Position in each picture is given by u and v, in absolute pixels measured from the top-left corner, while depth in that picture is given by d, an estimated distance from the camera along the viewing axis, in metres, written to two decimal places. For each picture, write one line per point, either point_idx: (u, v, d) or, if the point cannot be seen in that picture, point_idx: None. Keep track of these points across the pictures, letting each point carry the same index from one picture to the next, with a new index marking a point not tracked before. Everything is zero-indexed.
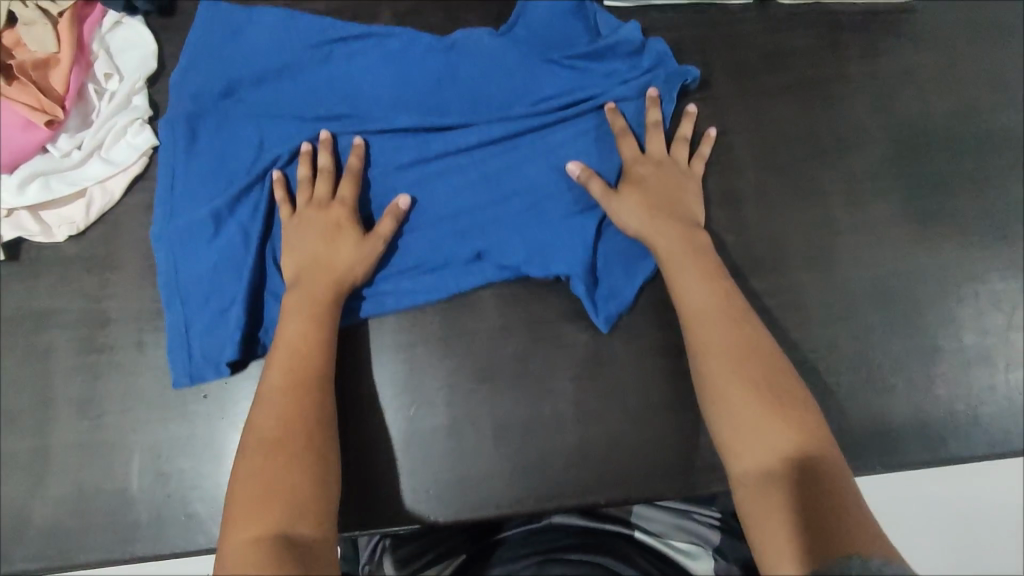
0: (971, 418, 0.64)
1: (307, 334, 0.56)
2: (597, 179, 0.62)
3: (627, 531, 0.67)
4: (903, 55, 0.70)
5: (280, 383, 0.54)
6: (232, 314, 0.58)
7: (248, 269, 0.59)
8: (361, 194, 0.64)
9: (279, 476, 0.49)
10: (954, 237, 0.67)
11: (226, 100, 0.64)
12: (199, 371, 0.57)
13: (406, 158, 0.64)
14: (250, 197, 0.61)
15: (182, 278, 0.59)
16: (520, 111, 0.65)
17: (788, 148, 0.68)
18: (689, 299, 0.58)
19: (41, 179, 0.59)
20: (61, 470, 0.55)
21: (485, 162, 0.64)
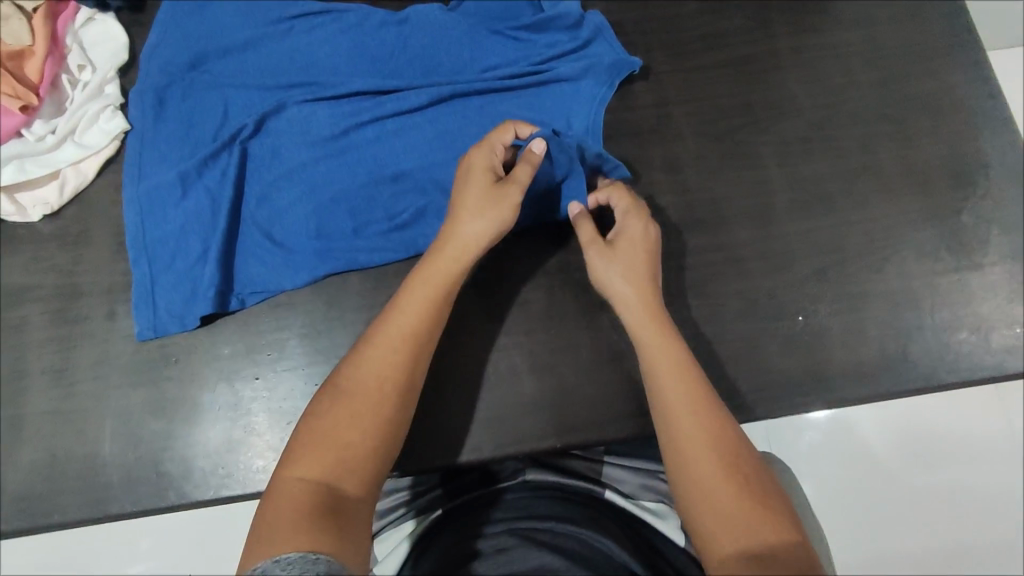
0: (901, 355, 0.63)
1: (419, 312, 0.53)
2: (589, 222, 0.59)
3: (598, 491, 0.63)
4: (825, 32, 0.73)
5: (388, 346, 0.51)
6: (202, 271, 0.61)
7: (216, 227, 0.62)
8: (323, 154, 0.65)
9: (342, 427, 0.48)
10: (891, 191, 0.68)
11: (192, 72, 0.67)
12: (165, 324, 0.60)
13: (364, 117, 0.66)
14: (216, 161, 0.64)
15: (151, 239, 0.62)
16: (469, 76, 0.68)
17: (723, 117, 0.70)
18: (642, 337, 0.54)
19: (16, 162, 0.62)
20: (37, 436, 0.58)
21: (440, 119, 0.66)
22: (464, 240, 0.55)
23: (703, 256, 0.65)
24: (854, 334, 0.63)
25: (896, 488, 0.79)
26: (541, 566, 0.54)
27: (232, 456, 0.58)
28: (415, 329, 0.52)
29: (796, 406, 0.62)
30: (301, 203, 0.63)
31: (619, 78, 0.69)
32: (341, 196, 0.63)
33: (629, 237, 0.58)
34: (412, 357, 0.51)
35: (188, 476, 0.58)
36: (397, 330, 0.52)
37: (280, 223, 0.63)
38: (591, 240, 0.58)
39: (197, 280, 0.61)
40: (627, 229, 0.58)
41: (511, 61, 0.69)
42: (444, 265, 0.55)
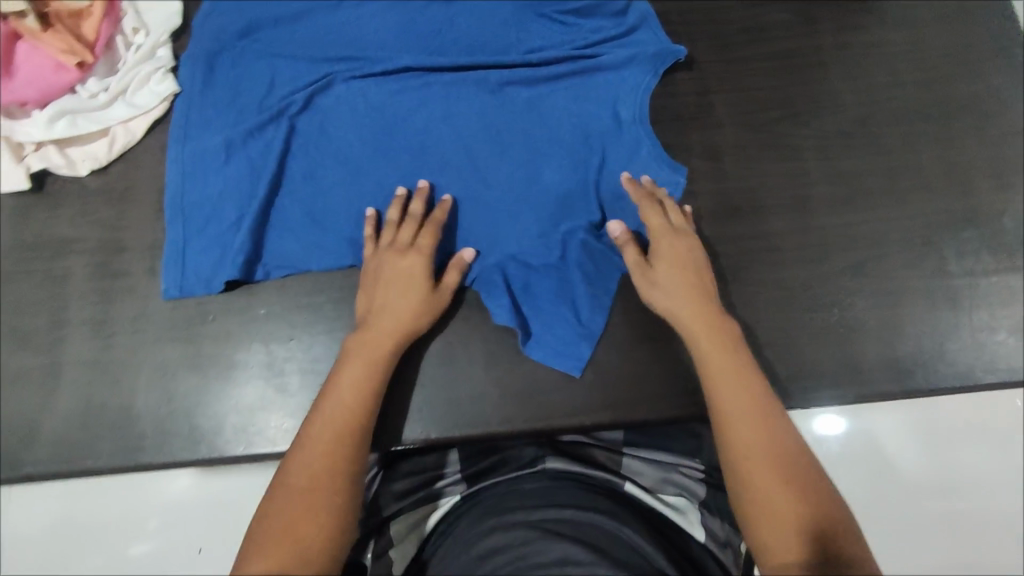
0: (936, 353, 0.62)
1: (355, 395, 0.54)
2: (631, 248, 0.60)
3: (617, 482, 0.63)
4: (871, 31, 0.73)
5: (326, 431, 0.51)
6: (237, 236, 0.61)
7: (256, 194, 0.62)
8: (366, 129, 0.65)
9: (295, 515, 0.47)
10: (933, 189, 0.67)
11: (242, 41, 0.68)
12: (191, 287, 0.61)
13: (408, 95, 0.66)
14: (260, 129, 0.65)
15: (189, 201, 0.63)
16: (514, 57, 0.68)
17: (764, 109, 0.70)
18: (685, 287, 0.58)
19: (68, 117, 0.63)
20: (73, 384, 0.59)
21: (484, 99, 0.67)
22: (397, 328, 0.57)
23: (740, 243, 0.65)
24: (889, 330, 0.63)
25: (921, 495, 0.78)
26: (566, 557, 0.51)
27: (262, 416, 0.59)
28: (353, 409, 0.53)
29: (828, 398, 0.61)
30: (343, 177, 0.64)
31: (663, 68, 0.69)
32: (381, 173, 0.64)
33: (667, 255, 0.59)
34: (353, 437, 0.52)
35: (219, 431, 0.59)
36: (336, 415, 0.52)
37: (318, 195, 0.64)
38: (636, 262, 0.59)
39: (231, 245, 0.61)
40: (663, 246, 0.60)
41: (555, 45, 0.70)
42: (380, 350, 0.56)
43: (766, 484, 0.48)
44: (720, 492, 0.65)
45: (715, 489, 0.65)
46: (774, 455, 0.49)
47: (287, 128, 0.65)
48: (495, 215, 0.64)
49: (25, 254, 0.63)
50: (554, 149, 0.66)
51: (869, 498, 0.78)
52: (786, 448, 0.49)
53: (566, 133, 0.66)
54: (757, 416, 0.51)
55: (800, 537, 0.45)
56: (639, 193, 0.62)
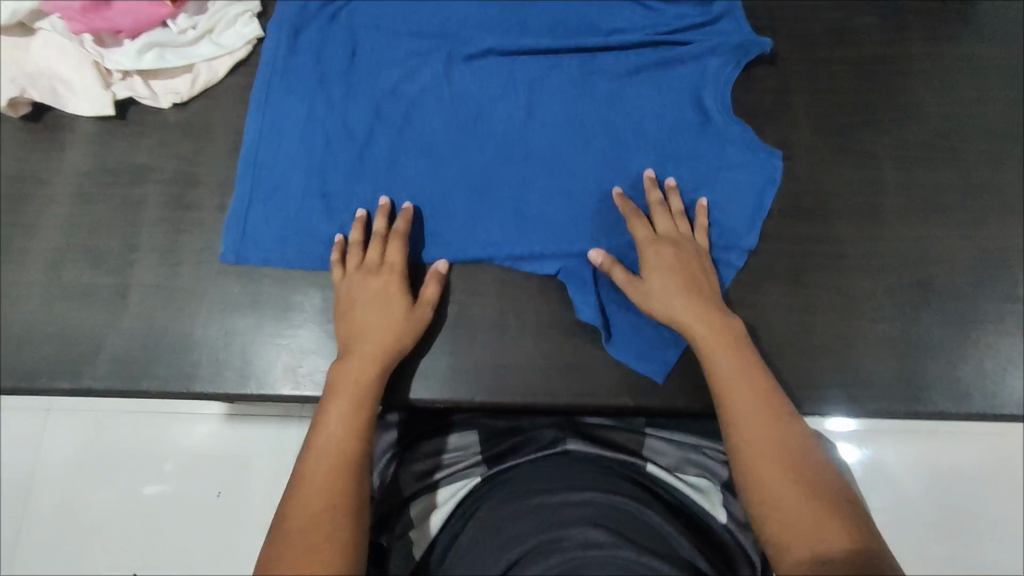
0: (998, 377, 0.61)
1: (347, 427, 0.53)
2: (620, 267, 0.59)
3: (638, 463, 0.63)
4: (963, 44, 0.70)
5: (320, 470, 0.51)
6: (314, 202, 0.63)
7: (336, 163, 0.64)
8: (447, 103, 0.66)
9: (305, 556, 0.46)
10: (1012, 212, 0.65)
11: (328, 7, 0.69)
12: (257, 252, 0.62)
13: (493, 76, 0.67)
14: (343, 98, 0.66)
15: (263, 166, 0.64)
16: (597, 40, 0.68)
17: (843, 113, 0.68)
18: (677, 269, 0.58)
19: (156, 49, 0.64)
20: (137, 307, 0.61)
21: (566, 85, 0.67)
22: (379, 352, 0.56)
23: (805, 244, 0.64)
24: (951, 349, 0.61)
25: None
26: (588, 541, 0.50)
27: (313, 359, 0.60)
28: (345, 440, 0.52)
29: (880, 409, 0.60)
30: (419, 151, 0.64)
31: (748, 60, 0.68)
32: (460, 150, 0.65)
33: (657, 266, 0.58)
34: (347, 467, 0.51)
35: (270, 368, 0.60)
36: (330, 447, 0.52)
37: (396, 166, 0.64)
38: (630, 279, 0.58)
39: (308, 210, 0.63)
40: (654, 259, 0.58)
41: (638, 29, 0.69)
42: (369, 377, 0.55)
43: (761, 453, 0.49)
44: None
45: None
46: (785, 459, 0.48)
47: (368, 100, 0.66)
48: (568, 200, 0.64)
49: (103, 178, 0.64)
50: (633, 137, 0.65)
51: None
52: (795, 450, 0.49)
53: (647, 120, 0.66)
54: (765, 419, 0.51)
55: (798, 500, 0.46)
56: (624, 206, 0.61)
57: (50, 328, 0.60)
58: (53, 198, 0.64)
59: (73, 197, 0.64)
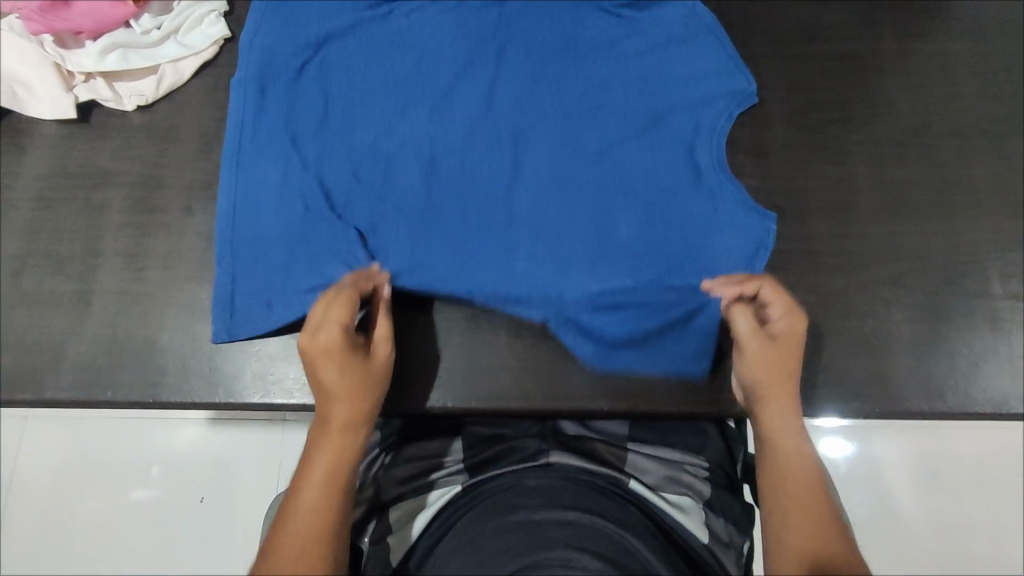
0: (971, 374, 0.61)
1: (324, 493, 0.48)
2: (745, 320, 0.55)
3: (621, 478, 0.62)
4: (934, 39, 0.71)
5: (297, 546, 0.45)
6: (300, 264, 0.60)
7: (319, 225, 0.61)
8: (426, 151, 0.64)
9: None
10: (983, 207, 0.65)
11: (295, 59, 0.66)
12: (237, 324, 0.59)
13: (472, 121, 0.65)
14: (322, 158, 0.64)
15: (240, 233, 0.61)
16: (573, 82, 0.67)
17: (817, 110, 0.68)
18: (780, 325, 0.55)
19: (120, 50, 0.63)
20: (101, 314, 0.59)
21: (551, 130, 0.65)
22: (350, 414, 0.52)
23: (779, 243, 0.64)
24: (924, 346, 0.61)
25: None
26: (569, 563, 0.49)
27: (282, 365, 0.60)
28: (322, 507, 0.47)
29: (853, 408, 0.60)
30: (402, 213, 0.62)
31: (737, 110, 0.67)
32: (447, 205, 0.63)
33: (785, 334, 0.54)
34: (330, 538, 0.46)
35: (239, 377, 0.59)
36: (305, 522, 0.46)
37: (381, 225, 0.62)
38: (747, 334, 0.55)
39: (289, 269, 0.60)
40: (784, 326, 0.54)
41: (616, 63, 0.68)
42: (340, 439, 0.51)
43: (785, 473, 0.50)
44: (723, 492, 0.66)
45: (717, 487, 0.66)
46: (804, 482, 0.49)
47: (345, 159, 0.64)
48: (560, 252, 0.61)
49: (66, 182, 0.63)
50: (619, 179, 0.64)
51: None
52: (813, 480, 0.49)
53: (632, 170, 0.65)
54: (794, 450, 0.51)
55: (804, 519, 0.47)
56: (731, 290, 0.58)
57: (12, 335, 0.59)
58: (14, 203, 0.63)
59: (35, 202, 0.63)
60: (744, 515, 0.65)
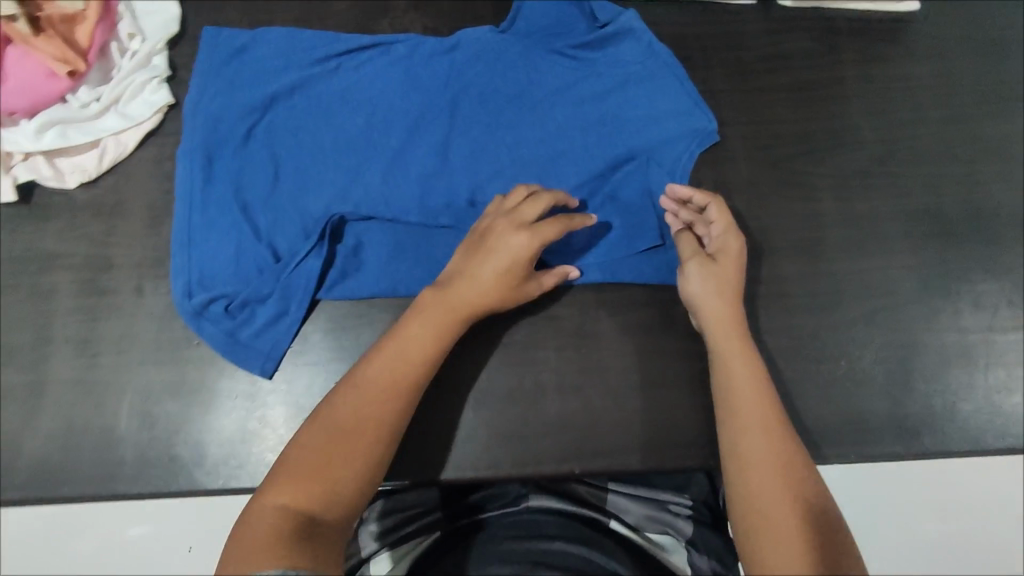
0: (947, 413, 0.60)
1: (423, 349, 0.53)
2: (687, 241, 0.59)
3: (602, 519, 0.60)
4: (896, 64, 0.69)
5: (376, 382, 0.51)
6: (263, 339, 0.59)
7: (278, 298, 0.60)
8: (381, 211, 0.62)
9: (335, 464, 0.48)
10: (953, 237, 0.64)
11: (241, 124, 0.64)
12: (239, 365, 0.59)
13: (429, 176, 0.64)
14: (281, 227, 0.62)
15: (198, 312, 0.59)
16: (530, 131, 0.66)
17: (781, 144, 0.67)
18: (722, 245, 0.58)
19: (58, 127, 0.62)
20: (54, 405, 0.58)
21: (511, 181, 0.64)
22: (479, 305, 0.55)
23: (750, 287, 0.62)
24: (899, 386, 0.60)
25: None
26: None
27: (243, 447, 0.58)
28: (416, 363, 0.53)
29: (831, 455, 0.59)
30: (366, 281, 0.61)
31: (699, 149, 0.66)
32: (410, 267, 0.62)
33: (724, 250, 0.58)
34: (409, 392, 0.52)
35: (201, 464, 0.57)
36: (393, 368, 0.52)
37: (345, 292, 0.61)
38: (690, 255, 0.58)
39: (251, 347, 0.59)
40: (723, 243, 0.58)
41: (572, 106, 0.66)
42: (456, 317, 0.55)
43: (763, 476, 0.48)
44: (706, 529, 0.63)
45: (700, 525, 0.64)
46: (787, 485, 0.47)
47: (300, 226, 0.62)
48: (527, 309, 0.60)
49: (10, 268, 0.61)
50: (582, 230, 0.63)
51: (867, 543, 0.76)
52: (797, 488, 0.47)
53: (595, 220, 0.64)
54: (771, 457, 0.48)
55: (787, 529, 0.45)
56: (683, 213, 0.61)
57: None
58: None
59: None
60: (727, 552, 0.63)
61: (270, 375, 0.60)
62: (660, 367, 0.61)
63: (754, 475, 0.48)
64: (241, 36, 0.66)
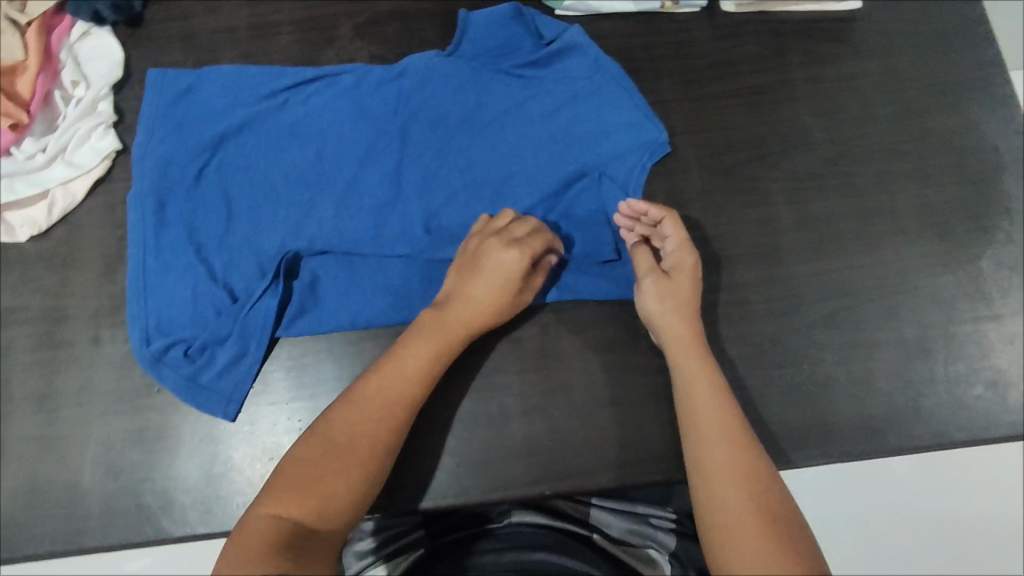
0: (911, 409, 0.60)
1: (419, 367, 0.54)
2: (643, 255, 0.60)
3: (585, 534, 0.61)
4: (842, 62, 0.70)
5: (375, 399, 0.52)
6: (224, 382, 0.59)
7: (237, 339, 0.59)
8: (337, 244, 0.62)
9: (328, 479, 0.49)
10: (907, 233, 0.65)
11: (191, 165, 0.64)
12: (204, 406, 0.59)
13: (382, 205, 0.64)
14: (239, 267, 0.62)
15: (156, 359, 0.59)
16: (482, 153, 0.65)
17: (732, 151, 0.67)
18: (679, 259, 0.58)
19: (6, 181, 0.62)
20: (18, 463, 0.58)
21: (465, 205, 0.64)
22: (473, 322, 0.57)
23: (708, 296, 0.62)
24: (860, 385, 0.61)
25: (884, 512, 0.82)
26: None
27: (211, 491, 0.58)
28: (412, 382, 0.54)
29: (797, 459, 0.59)
30: (326, 316, 0.61)
31: (651, 160, 0.66)
32: (369, 299, 0.61)
33: (678, 265, 0.58)
34: (405, 411, 0.53)
35: (168, 512, 0.57)
36: (390, 385, 0.53)
37: (306, 329, 0.61)
38: (647, 272, 0.59)
39: (213, 390, 0.59)
40: (678, 260, 0.58)
41: (523, 126, 0.66)
42: (450, 336, 0.56)
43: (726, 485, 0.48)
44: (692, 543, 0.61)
45: (686, 538, 0.62)
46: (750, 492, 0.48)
47: (256, 265, 0.62)
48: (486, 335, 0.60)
49: None
50: None
51: (824, 530, 0.82)
52: (760, 494, 0.48)
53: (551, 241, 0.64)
54: (733, 466, 0.49)
55: (753, 533, 0.46)
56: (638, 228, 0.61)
57: None
58: None
59: None
60: None
61: (234, 418, 0.59)
62: (623, 382, 0.61)
63: (720, 485, 0.48)
64: (186, 76, 0.66)
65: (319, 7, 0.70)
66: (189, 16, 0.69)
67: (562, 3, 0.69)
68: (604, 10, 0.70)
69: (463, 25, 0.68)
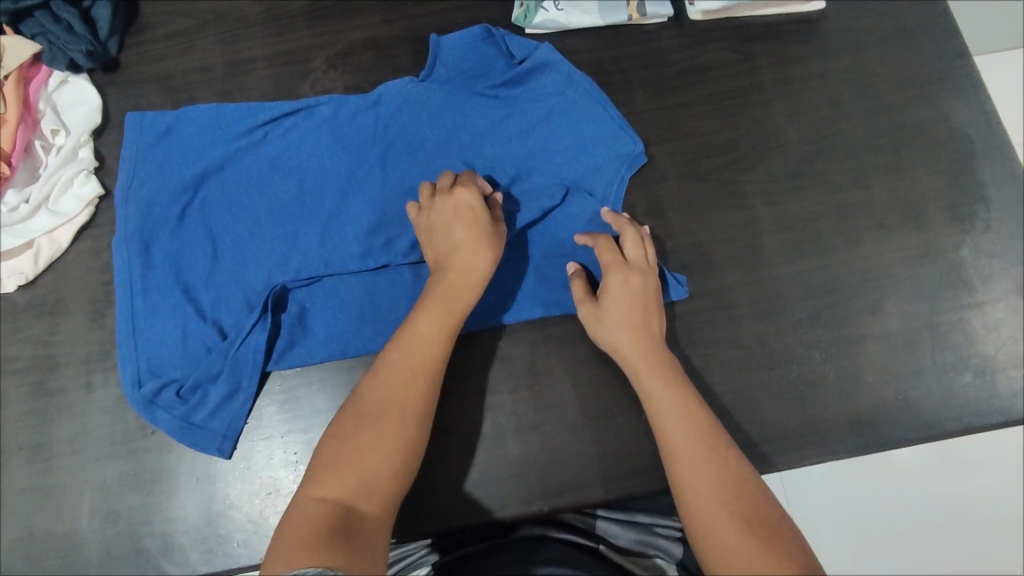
0: (901, 402, 0.61)
1: (434, 328, 0.55)
2: (579, 281, 0.61)
3: (593, 546, 0.58)
4: (813, 63, 0.71)
5: (398, 370, 0.53)
6: (218, 420, 0.59)
7: (229, 375, 0.59)
8: (322, 274, 0.63)
9: (364, 455, 0.49)
10: (885, 226, 0.65)
11: (174, 205, 0.64)
12: (200, 443, 0.59)
13: (366, 232, 0.64)
14: (228, 304, 0.62)
15: (149, 400, 0.59)
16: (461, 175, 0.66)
17: (708, 157, 0.68)
18: (615, 279, 0.59)
19: None
20: (16, 514, 0.58)
21: None
22: (474, 275, 0.58)
23: (692, 303, 0.63)
24: (850, 381, 0.61)
25: (889, 505, 0.82)
26: None
27: (210, 530, 0.58)
28: (432, 343, 0.54)
29: (792, 460, 0.59)
30: (316, 346, 0.62)
31: (629, 172, 0.67)
32: (359, 327, 0.62)
33: (621, 283, 0.59)
34: (427, 373, 0.53)
35: (169, 554, 0.57)
36: (410, 353, 0.54)
37: (297, 360, 0.61)
38: (581, 299, 0.60)
39: (207, 428, 0.59)
40: (612, 284, 0.59)
41: (501, 146, 0.67)
42: (458, 298, 0.57)
43: (704, 487, 0.49)
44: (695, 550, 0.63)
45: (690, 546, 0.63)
46: (726, 491, 0.48)
47: (243, 301, 0.62)
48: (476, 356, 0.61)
49: None
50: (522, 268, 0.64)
51: (829, 526, 0.82)
52: (737, 490, 0.48)
53: (533, 257, 0.65)
54: (708, 466, 0.50)
55: (733, 532, 0.46)
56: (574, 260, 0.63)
57: None
58: None
59: None
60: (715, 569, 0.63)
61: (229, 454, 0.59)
62: (614, 395, 0.61)
63: (698, 488, 0.49)
64: (165, 118, 0.66)
65: (293, 41, 0.71)
66: (164, 58, 0.70)
67: (531, 22, 0.70)
68: (574, 26, 0.71)
69: (435, 49, 0.68)
